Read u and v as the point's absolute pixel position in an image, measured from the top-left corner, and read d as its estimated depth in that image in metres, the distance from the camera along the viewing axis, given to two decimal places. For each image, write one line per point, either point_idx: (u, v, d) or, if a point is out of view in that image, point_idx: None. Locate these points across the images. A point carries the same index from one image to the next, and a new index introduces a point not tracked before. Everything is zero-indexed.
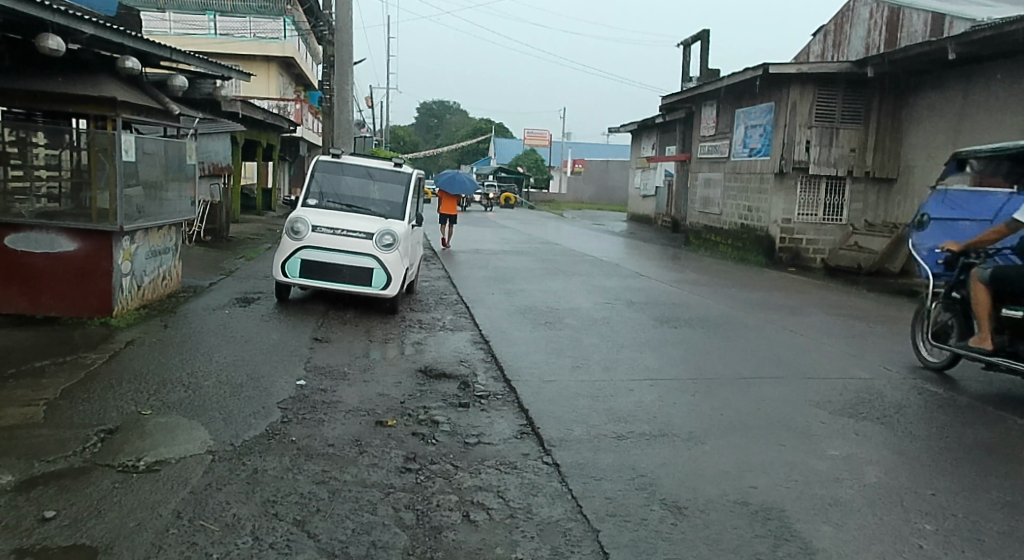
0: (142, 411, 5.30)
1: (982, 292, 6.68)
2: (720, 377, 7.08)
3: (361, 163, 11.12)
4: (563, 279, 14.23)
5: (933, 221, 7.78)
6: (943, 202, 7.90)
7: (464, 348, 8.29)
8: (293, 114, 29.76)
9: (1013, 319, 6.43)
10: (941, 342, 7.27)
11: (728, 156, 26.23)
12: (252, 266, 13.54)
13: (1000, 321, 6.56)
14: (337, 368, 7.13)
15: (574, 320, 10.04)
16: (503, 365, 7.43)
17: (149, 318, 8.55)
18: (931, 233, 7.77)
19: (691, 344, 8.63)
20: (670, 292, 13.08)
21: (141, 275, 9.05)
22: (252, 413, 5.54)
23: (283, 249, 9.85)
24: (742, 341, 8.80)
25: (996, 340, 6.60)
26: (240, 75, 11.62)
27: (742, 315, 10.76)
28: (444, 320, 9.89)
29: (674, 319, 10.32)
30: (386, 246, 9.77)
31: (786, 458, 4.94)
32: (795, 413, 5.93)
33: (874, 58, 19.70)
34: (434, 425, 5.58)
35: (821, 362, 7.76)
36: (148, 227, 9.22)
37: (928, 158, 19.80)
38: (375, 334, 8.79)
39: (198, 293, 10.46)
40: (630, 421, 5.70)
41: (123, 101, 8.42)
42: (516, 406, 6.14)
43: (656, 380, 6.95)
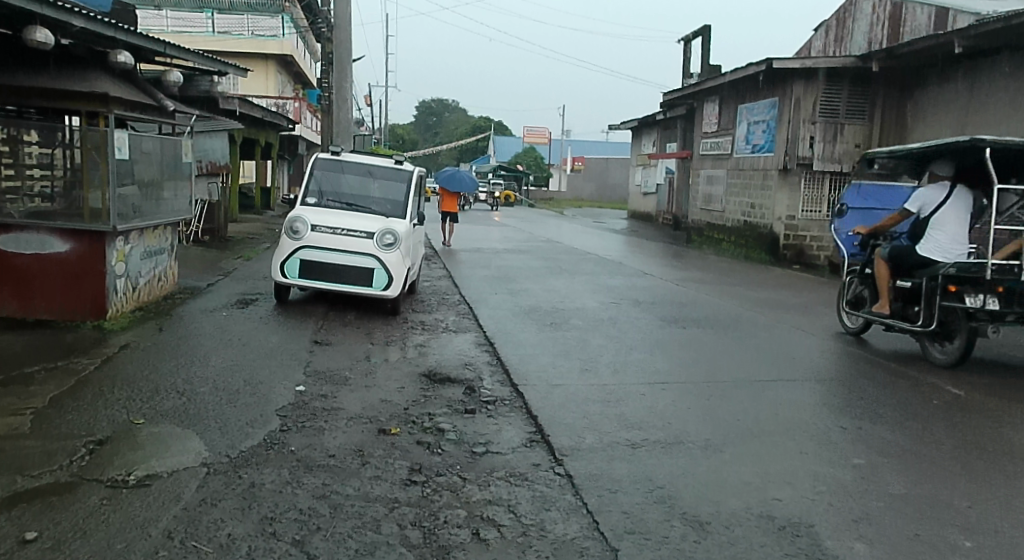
0: (134, 420, 5.06)
1: (881, 266, 8.24)
2: (735, 380, 6.84)
3: (361, 161, 10.87)
4: (567, 278, 13.97)
5: (851, 209, 9.62)
6: (859, 194, 9.72)
7: (468, 350, 8.05)
8: (292, 112, 29.49)
9: (905, 288, 7.96)
10: (858, 310, 8.86)
11: (731, 153, 25.98)
12: (251, 266, 13.29)
13: (897, 291, 8.08)
14: (338, 373, 6.89)
15: (580, 320, 9.80)
16: (509, 368, 7.19)
17: (144, 321, 8.31)
18: (850, 219, 9.64)
19: (702, 345, 8.41)
20: (676, 291, 12.82)
21: (136, 276, 8.82)
22: (249, 421, 5.30)
23: (281, 249, 9.61)
24: (753, 342, 8.58)
25: (893, 306, 8.11)
26: (236, 71, 11.36)
27: (751, 314, 10.52)
28: (446, 321, 9.65)
29: (682, 319, 10.07)
30: (388, 246, 9.53)
31: (810, 468, 4.70)
32: (815, 418, 5.70)
33: (880, 52, 19.46)
34: (440, 433, 5.35)
35: (837, 364, 7.52)
36: (143, 227, 8.98)
37: None
38: (376, 337, 8.55)
39: (195, 294, 10.22)
40: (644, 428, 5.46)
41: (116, 97, 8.16)
42: (525, 413, 5.90)
43: (669, 383, 6.72)
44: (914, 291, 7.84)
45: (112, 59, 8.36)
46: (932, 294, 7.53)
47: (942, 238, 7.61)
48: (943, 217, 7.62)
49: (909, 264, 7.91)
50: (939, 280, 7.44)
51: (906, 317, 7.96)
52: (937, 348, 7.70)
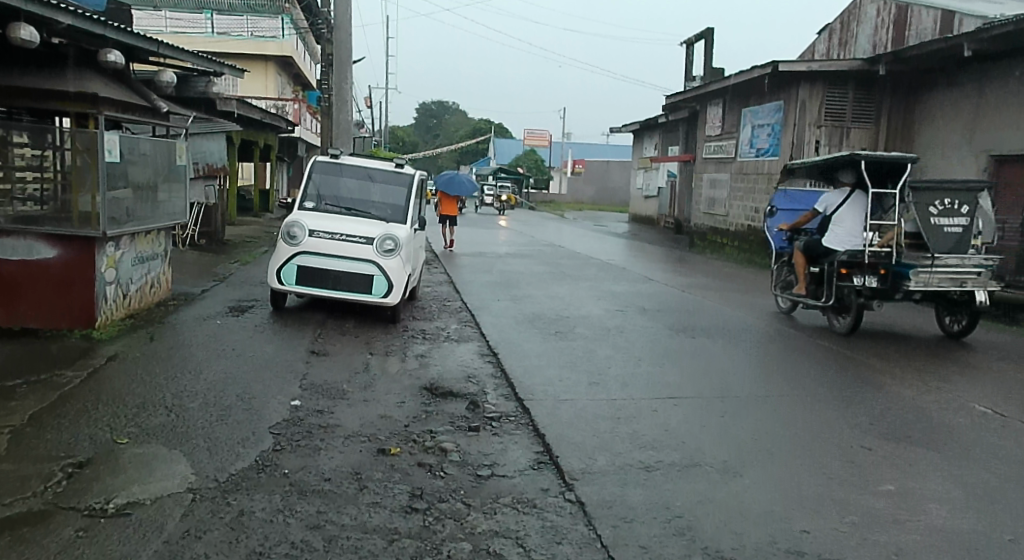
0: (118, 440, 4.76)
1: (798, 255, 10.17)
2: (749, 396, 6.56)
3: (361, 164, 10.61)
4: (569, 284, 13.70)
5: (779, 210, 11.58)
6: (786, 197, 11.70)
7: (471, 361, 7.75)
8: (291, 113, 29.23)
9: (817, 272, 9.92)
10: (784, 292, 10.79)
11: (735, 157, 25.71)
12: (247, 271, 13.01)
13: (811, 276, 10.04)
14: (335, 386, 6.60)
15: (585, 328, 9.53)
16: (513, 381, 6.91)
17: (134, 330, 8.01)
18: (779, 218, 11.61)
19: (713, 356, 8.12)
20: (683, 297, 12.56)
21: (127, 283, 8.53)
22: (240, 440, 5.01)
23: (278, 254, 9.31)
24: (765, 353, 8.29)
25: (808, 288, 10.08)
26: (233, 71, 11.07)
27: (761, 323, 10.25)
28: (448, 330, 9.35)
29: (691, 327, 9.80)
30: (388, 252, 9.24)
31: (837, 494, 4.41)
32: (838, 438, 5.40)
33: (886, 56, 19.22)
34: (442, 453, 5.05)
35: (853, 378, 7.21)
36: (134, 232, 8.68)
37: (932, 157, 19.25)
38: (376, 346, 8.26)
39: (190, 301, 9.94)
40: (658, 448, 5.17)
41: (106, 98, 7.90)
42: (532, 431, 5.60)
43: (681, 398, 6.43)
44: (822, 275, 9.82)
45: (101, 58, 8.06)
46: (832, 277, 9.47)
47: (840, 230, 9.39)
48: (842, 213, 9.40)
49: (818, 252, 9.84)
50: (835, 266, 9.37)
51: (818, 296, 9.92)
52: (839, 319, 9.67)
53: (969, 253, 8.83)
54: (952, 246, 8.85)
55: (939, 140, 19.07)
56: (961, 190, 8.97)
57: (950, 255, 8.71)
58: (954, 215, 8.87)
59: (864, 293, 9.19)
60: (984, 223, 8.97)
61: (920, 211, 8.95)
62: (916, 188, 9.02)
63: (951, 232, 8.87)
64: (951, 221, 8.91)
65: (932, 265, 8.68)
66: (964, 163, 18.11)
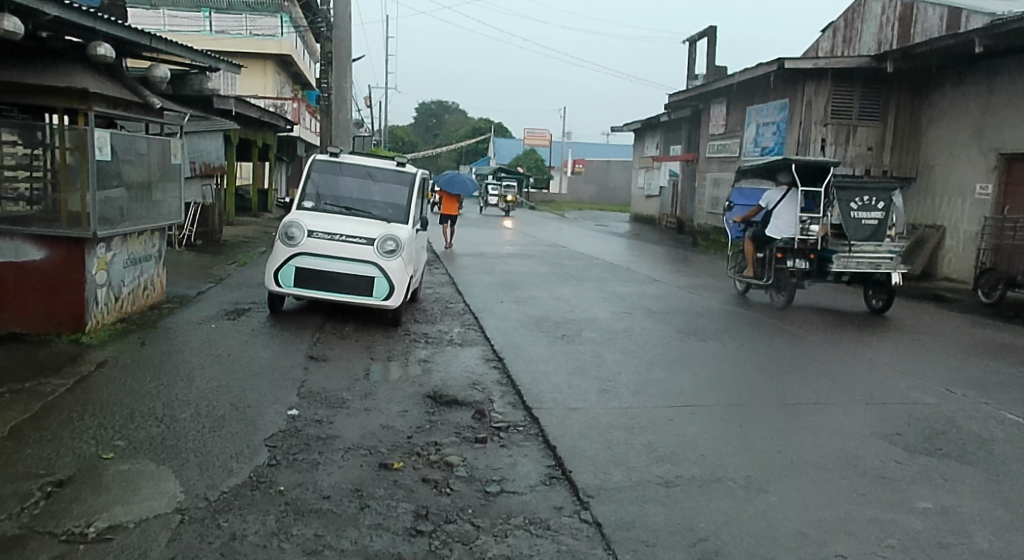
0: (103, 455, 4.46)
1: (747, 242, 12.53)
2: (768, 403, 6.26)
3: (361, 162, 10.31)
4: (574, 285, 13.39)
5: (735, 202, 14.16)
6: None
7: (476, 367, 7.47)
8: (290, 113, 28.94)
9: (762, 257, 12.21)
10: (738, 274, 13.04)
11: (739, 155, 25.40)
12: (244, 273, 12.71)
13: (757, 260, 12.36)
14: (334, 394, 6.31)
15: (593, 332, 9.24)
16: (521, 388, 6.61)
17: (126, 335, 7.72)
18: None
19: (726, 361, 7.82)
20: (690, 299, 12.27)
21: (119, 285, 8.24)
22: (233, 455, 4.71)
23: (276, 255, 9.01)
24: (780, 357, 8.00)
25: (754, 270, 12.40)
26: (228, 67, 10.78)
27: (773, 325, 9.95)
28: (451, 333, 9.06)
29: (701, 330, 9.52)
30: (389, 253, 8.96)
31: (873, 514, 4.11)
32: (865, 450, 5.11)
33: (894, 52, 18.96)
34: (448, 468, 4.76)
35: (874, 384, 6.91)
36: (127, 233, 8.39)
37: (941, 156, 19.00)
38: (376, 351, 7.96)
39: (185, 304, 9.65)
40: (676, 463, 4.87)
41: (96, 93, 7.54)
42: (543, 443, 5.30)
43: (698, 406, 6.14)
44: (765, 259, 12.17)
45: (90, 52, 7.76)
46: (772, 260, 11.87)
47: (780, 221, 11.76)
48: (780, 208, 11.78)
49: (762, 240, 12.15)
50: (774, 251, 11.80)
51: (762, 277, 12.27)
52: (779, 296, 12.06)
53: (883, 240, 11.54)
54: (868, 234, 11.56)
55: (948, 138, 18.83)
56: (881, 190, 11.64)
57: (866, 243, 11.41)
58: (871, 209, 11.57)
59: (797, 274, 11.65)
60: (897, 217, 11.63)
61: (844, 207, 11.67)
62: (842, 187, 11.71)
63: (868, 223, 11.59)
64: (869, 214, 11.61)
65: (853, 252, 11.30)
66: (972, 162, 17.88)
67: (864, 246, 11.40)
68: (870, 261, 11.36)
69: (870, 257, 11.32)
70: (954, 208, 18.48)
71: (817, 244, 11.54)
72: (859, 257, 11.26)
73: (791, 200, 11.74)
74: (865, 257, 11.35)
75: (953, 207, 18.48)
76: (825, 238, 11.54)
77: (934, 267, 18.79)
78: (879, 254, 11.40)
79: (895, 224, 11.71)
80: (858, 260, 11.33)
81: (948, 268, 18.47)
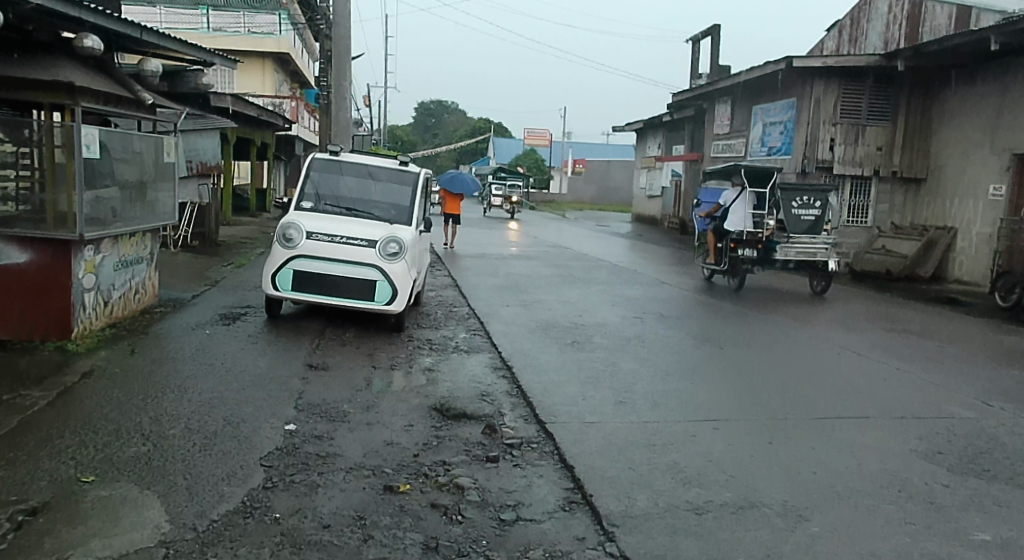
0: (82, 479, 4.09)
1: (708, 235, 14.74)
2: (795, 416, 5.89)
3: (362, 162, 9.94)
4: (580, 288, 13.02)
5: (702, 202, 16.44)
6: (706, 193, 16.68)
7: (483, 376, 7.09)
8: (290, 111, 28.58)
9: (721, 247, 14.31)
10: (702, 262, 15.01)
11: (744, 155, 25.05)
12: (241, 275, 12.33)
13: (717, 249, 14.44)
14: (335, 407, 5.93)
15: (604, 338, 8.87)
16: (533, 401, 6.23)
17: (115, 341, 7.34)
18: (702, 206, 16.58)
19: (747, 369, 7.45)
20: (701, 303, 11.90)
21: (109, 289, 7.87)
22: (225, 477, 4.33)
23: (273, 258, 8.63)
24: (804, 365, 7.62)
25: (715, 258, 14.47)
26: (224, 62, 10.42)
27: (790, 330, 9.58)
28: (456, 340, 8.68)
29: (716, 335, 9.15)
30: (392, 256, 8.59)
31: (928, 548, 3.73)
32: (905, 472, 4.76)
33: (905, 50, 18.67)
34: (458, 491, 4.39)
35: (904, 396, 6.54)
36: (117, 234, 8.02)
37: (953, 158, 18.89)
38: (379, 358, 7.59)
39: (179, 308, 9.27)
40: (705, 486, 4.50)
41: (84, 88, 7.16)
42: (560, 463, 4.92)
43: (723, 419, 5.77)
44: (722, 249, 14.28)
45: (78, 45, 7.38)
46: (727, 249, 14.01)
47: (733, 215, 13.99)
48: (735, 206, 14.01)
49: (720, 232, 14.29)
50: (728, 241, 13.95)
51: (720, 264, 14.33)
52: (733, 280, 14.13)
53: (819, 233, 13.96)
54: (806, 228, 14.17)
55: (962, 138, 18.55)
56: (817, 191, 14.20)
57: (804, 236, 13.84)
58: (808, 207, 14.18)
59: (748, 261, 13.78)
60: (831, 213, 14.12)
61: (787, 205, 14.03)
62: (785, 190, 14.24)
63: (805, 219, 14.06)
64: (807, 211, 14.01)
65: (792, 242, 13.76)
66: (986, 162, 17.56)
67: (802, 239, 13.91)
68: (808, 250, 13.80)
69: (808, 247, 13.69)
70: (968, 209, 18.22)
71: (764, 236, 13.77)
72: (796, 247, 13.71)
73: (741, 197, 14.04)
74: (803, 247, 13.77)
75: (966, 207, 18.29)
76: (772, 231, 13.81)
77: (945, 268, 18.49)
78: (817, 245, 13.82)
79: (831, 220, 14.22)
80: (797, 250, 13.66)
81: (959, 270, 18.13)
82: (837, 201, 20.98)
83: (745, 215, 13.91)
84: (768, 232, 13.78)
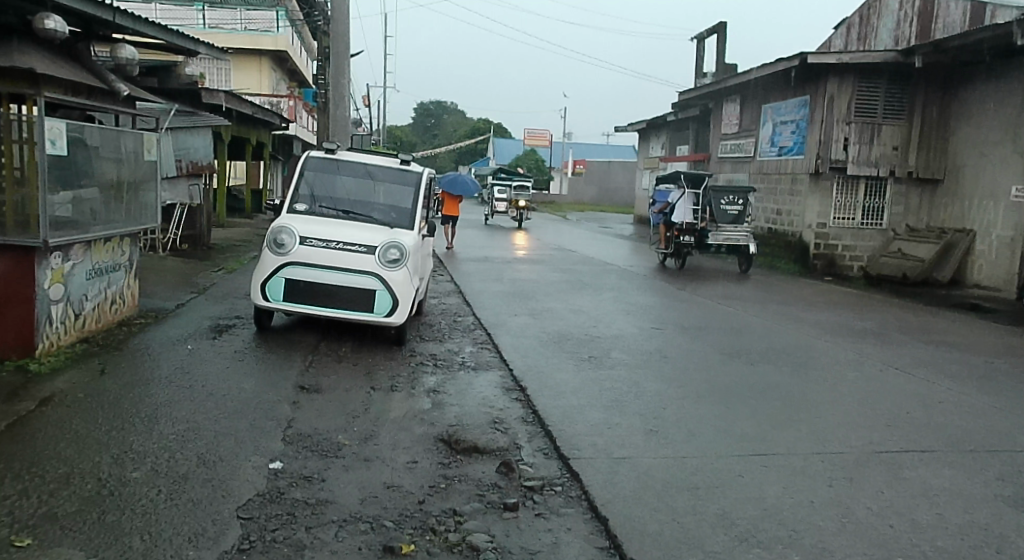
0: (15, 543, 3.38)
1: (660, 227, 18.68)
2: (851, 449, 5.17)
3: (360, 160, 9.20)
4: (591, 296, 12.28)
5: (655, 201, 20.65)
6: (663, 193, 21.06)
7: (494, 399, 6.37)
8: (286, 110, 27.77)
9: (669, 237, 18.32)
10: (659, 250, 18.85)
11: (754, 155, 24.18)
12: (230, 282, 11.57)
13: (666, 239, 18.43)
14: (328, 438, 5.21)
15: (623, 352, 8.14)
16: (553, 430, 5.50)
17: (85, 360, 6.59)
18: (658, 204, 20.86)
19: (785, 389, 6.73)
20: (721, 310, 11.17)
21: (80, 301, 7.13)
22: (192, 536, 3.61)
23: (263, 265, 7.90)
24: (845, 385, 6.92)
25: (664, 246, 18.42)
26: (209, 49, 9.68)
27: (823, 342, 8.87)
28: (462, 355, 7.96)
29: (744, 348, 8.42)
30: (393, 263, 7.88)
31: None
32: (1000, 526, 4.03)
33: (924, 46, 17.95)
34: (473, 553, 3.66)
35: (966, 424, 5.83)
36: (90, 240, 7.29)
37: (974, 158, 18.19)
38: (378, 378, 6.87)
39: (160, 319, 8.55)
40: (766, 545, 3.78)
41: (45, 75, 6.41)
42: (590, 513, 4.18)
43: (770, 453, 5.06)
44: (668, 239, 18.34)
45: (37, 26, 6.69)
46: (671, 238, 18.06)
47: (677, 210, 17.99)
48: (679, 205, 18.09)
49: (669, 224, 18.28)
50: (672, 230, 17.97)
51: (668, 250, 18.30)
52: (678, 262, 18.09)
53: (742, 223, 18.01)
54: (732, 219, 18.08)
55: (982, 137, 17.92)
56: (740, 191, 18.02)
57: (729, 225, 17.92)
58: (732, 204, 18.06)
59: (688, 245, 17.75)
60: (749, 206, 18.07)
61: (717, 202, 18.05)
62: (715, 191, 18.08)
63: (731, 211, 18.11)
64: (732, 204, 18.03)
65: (721, 231, 17.82)
66: (1008, 162, 16.88)
67: (728, 229, 18.00)
68: (733, 237, 17.85)
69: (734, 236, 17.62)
70: (988, 211, 17.53)
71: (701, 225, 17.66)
72: (723, 236, 17.80)
73: (683, 196, 18.18)
74: (730, 235, 17.80)
75: (986, 210, 17.61)
76: (706, 223, 17.83)
77: (965, 273, 17.80)
78: (740, 233, 17.88)
79: (752, 212, 18.07)
80: (724, 236, 17.78)
81: (978, 274, 17.48)
82: (851, 204, 20.32)
83: (685, 210, 17.92)
84: (702, 223, 17.79)
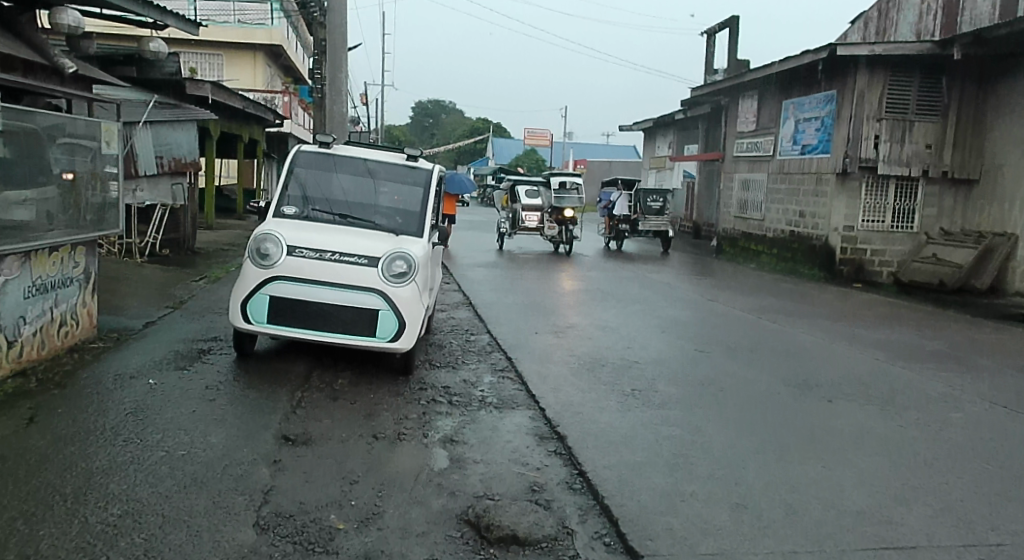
0: None
1: (605, 220, 23.00)
2: (1016, 541, 3.88)
3: (358, 154, 7.89)
4: (616, 309, 10.97)
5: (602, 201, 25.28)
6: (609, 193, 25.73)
7: (527, 453, 5.07)
8: (280, 106, 26.35)
9: (610, 226, 22.70)
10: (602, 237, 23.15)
11: (773, 154, 22.88)
12: (213, 294, 10.26)
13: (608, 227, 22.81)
14: (318, 523, 3.88)
15: (671, 385, 6.82)
16: (611, 506, 4.20)
17: (15, 403, 5.24)
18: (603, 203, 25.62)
19: (884, 439, 5.44)
20: (764, 327, 9.86)
21: (13, 326, 5.80)
22: None
23: (243, 280, 6.57)
24: (957, 433, 5.61)
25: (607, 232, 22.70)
26: (179, 22, 8.40)
27: (900, 370, 7.57)
28: (481, 387, 6.66)
29: (811, 379, 7.08)
30: (399, 277, 6.58)
31: None
32: None
33: (963, 38, 16.49)
34: None
35: None
36: (28, 250, 5.93)
37: (1017, 157, 16.88)
38: (382, 423, 5.55)
39: (124, 342, 7.24)
40: None
41: None
42: None
43: (909, 546, 3.78)
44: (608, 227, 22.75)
45: None
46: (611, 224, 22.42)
47: (616, 205, 22.39)
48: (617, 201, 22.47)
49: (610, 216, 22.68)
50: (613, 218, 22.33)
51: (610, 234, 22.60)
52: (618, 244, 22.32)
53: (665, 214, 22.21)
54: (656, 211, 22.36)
55: None
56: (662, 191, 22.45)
57: (652, 216, 22.09)
58: (656, 200, 22.47)
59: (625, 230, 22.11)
60: (668, 203, 22.40)
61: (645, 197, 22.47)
62: (643, 190, 22.56)
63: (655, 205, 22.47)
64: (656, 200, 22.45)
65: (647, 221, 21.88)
66: None
67: (653, 218, 22.15)
68: (657, 224, 21.96)
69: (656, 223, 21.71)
70: None
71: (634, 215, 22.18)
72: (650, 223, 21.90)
73: (620, 195, 22.61)
74: (654, 223, 22.07)
75: None
76: (638, 213, 22.19)
77: (1004, 280, 16.53)
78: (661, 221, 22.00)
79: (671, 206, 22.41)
80: (649, 225, 21.90)
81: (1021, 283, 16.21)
82: (880, 206, 18.96)
83: (622, 205, 22.32)
84: (635, 214, 22.15)
